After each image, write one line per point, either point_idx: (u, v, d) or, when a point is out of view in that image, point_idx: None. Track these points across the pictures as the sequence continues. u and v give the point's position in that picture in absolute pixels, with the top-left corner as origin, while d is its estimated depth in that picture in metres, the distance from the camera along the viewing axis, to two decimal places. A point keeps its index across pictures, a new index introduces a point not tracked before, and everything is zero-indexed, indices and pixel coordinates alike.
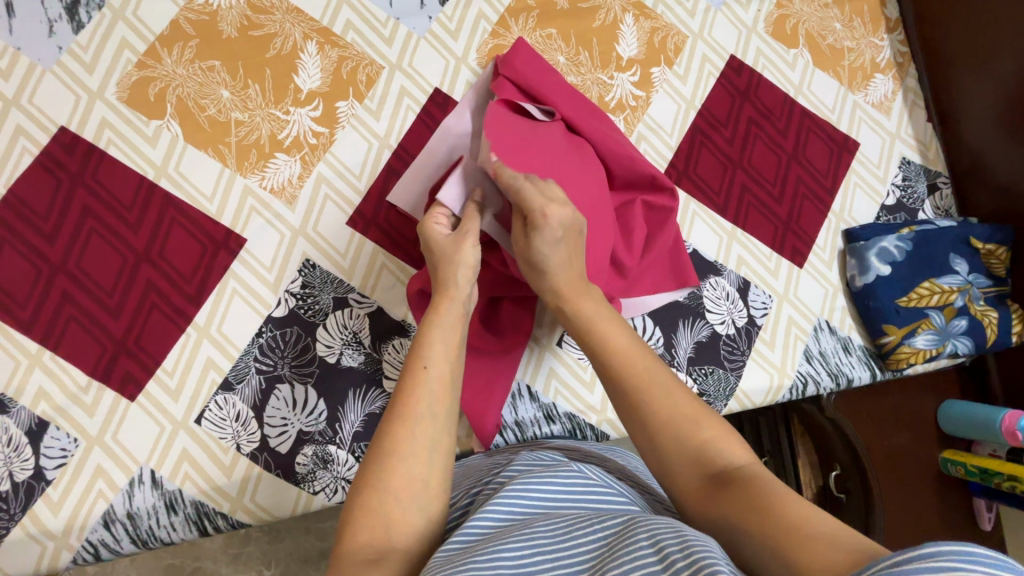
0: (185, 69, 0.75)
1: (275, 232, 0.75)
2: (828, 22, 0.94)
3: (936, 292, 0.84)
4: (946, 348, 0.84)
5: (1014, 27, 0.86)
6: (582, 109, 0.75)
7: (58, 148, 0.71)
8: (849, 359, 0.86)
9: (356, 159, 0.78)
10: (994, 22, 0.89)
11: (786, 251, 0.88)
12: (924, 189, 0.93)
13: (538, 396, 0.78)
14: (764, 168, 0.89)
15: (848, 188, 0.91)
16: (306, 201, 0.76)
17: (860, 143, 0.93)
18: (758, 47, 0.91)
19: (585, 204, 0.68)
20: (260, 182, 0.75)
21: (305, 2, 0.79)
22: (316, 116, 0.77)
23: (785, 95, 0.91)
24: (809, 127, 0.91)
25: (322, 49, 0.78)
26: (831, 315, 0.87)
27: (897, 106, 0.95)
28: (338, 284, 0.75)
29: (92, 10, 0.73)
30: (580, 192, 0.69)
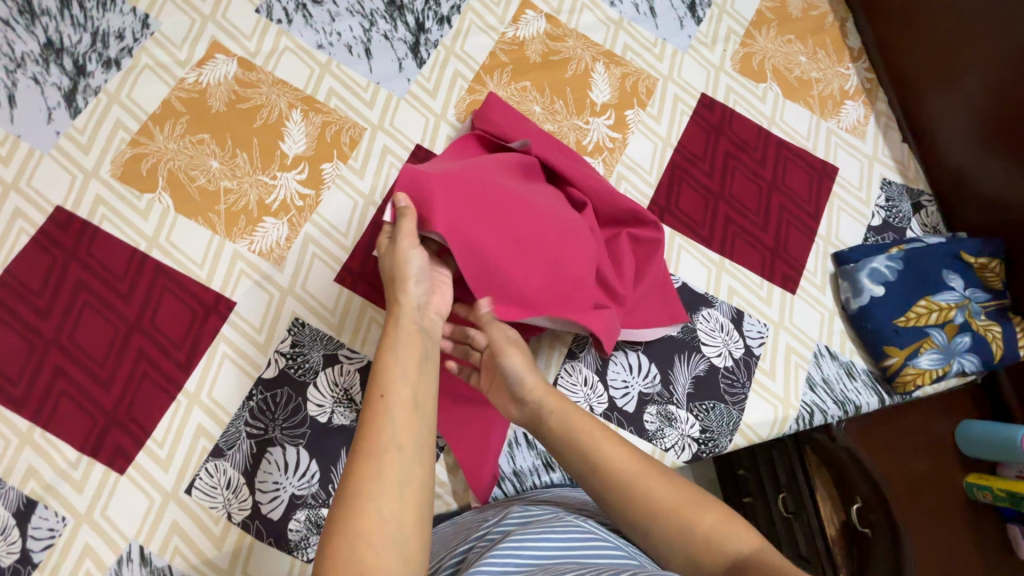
0: (176, 144, 0.78)
1: (265, 294, 0.76)
2: (793, 57, 0.97)
3: (934, 310, 0.82)
4: (953, 367, 0.81)
5: (970, 45, 0.88)
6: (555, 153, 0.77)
7: (54, 226, 0.73)
8: (854, 385, 0.84)
9: (342, 217, 0.80)
10: (955, 41, 0.89)
11: (777, 278, 0.87)
12: (909, 208, 0.94)
13: (536, 444, 0.75)
14: (746, 197, 0.90)
15: (833, 212, 0.91)
16: (294, 261, 0.77)
17: (839, 167, 0.94)
18: (728, 84, 0.94)
19: (556, 240, 0.68)
20: (249, 247, 0.77)
21: (290, 75, 0.83)
22: (302, 179, 0.80)
23: (759, 128, 0.93)
24: (786, 155, 0.93)
25: (306, 116, 0.82)
26: (830, 340, 0.86)
27: (871, 130, 0.97)
28: (328, 341, 0.76)
29: (89, 96, 0.77)
30: (550, 229, 0.68)
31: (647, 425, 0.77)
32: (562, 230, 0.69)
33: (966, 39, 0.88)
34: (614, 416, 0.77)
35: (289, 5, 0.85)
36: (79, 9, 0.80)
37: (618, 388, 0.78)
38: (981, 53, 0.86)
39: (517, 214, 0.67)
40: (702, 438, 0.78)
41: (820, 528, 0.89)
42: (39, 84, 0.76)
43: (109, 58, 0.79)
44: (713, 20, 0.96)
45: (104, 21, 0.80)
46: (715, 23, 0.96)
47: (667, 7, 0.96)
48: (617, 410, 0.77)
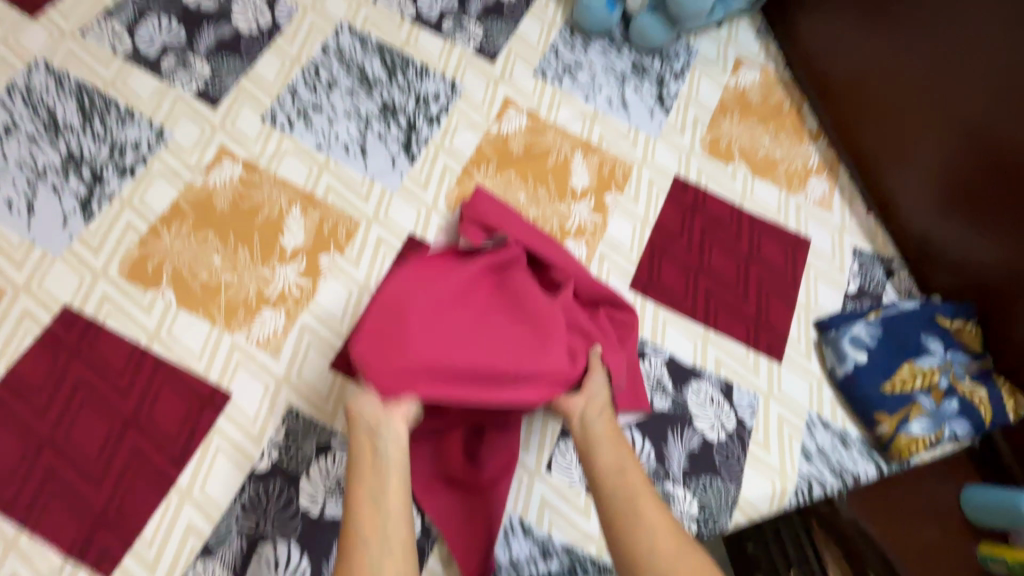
0: (182, 242, 0.83)
1: (260, 384, 0.77)
2: (758, 139, 1.05)
3: (917, 375, 0.84)
4: (945, 432, 0.81)
5: (928, 127, 0.92)
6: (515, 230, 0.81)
7: (60, 325, 0.76)
8: (850, 454, 0.84)
9: (337, 305, 0.83)
10: (911, 123, 0.95)
11: (762, 348, 0.89)
12: (881, 274, 0.98)
13: (533, 530, 0.74)
14: (725, 271, 0.94)
15: (810, 282, 0.95)
16: (290, 350, 0.79)
17: (811, 238, 0.99)
18: (699, 166, 1.01)
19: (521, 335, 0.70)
20: (247, 337, 0.79)
21: (291, 175, 0.90)
22: (300, 271, 0.84)
23: (732, 205, 0.99)
24: (760, 229, 0.98)
25: (305, 212, 0.87)
26: (821, 408, 0.86)
27: (837, 203, 1.03)
28: (321, 430, 0.76)
29: (103, 202, 0.83)
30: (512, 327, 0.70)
31: None
32: (529, 309, 0.71)
33: (925, 122, 0.93)
34: None
35: (291, 112, 0.94)
36: (100, 123, 0.87)
37: None
38: (939, 135, 0.91)
39: (480, 313, 0.69)
40: (700, 516, 0.77)
41: None
42: (57, 192, 0.82)
43: (125, 167, 0.86)
44: (680, 109, 1.05)
45: (122, 134, 0.87)
46: (683, 112, 1.05)
47: (638, 99, 1.04)
48: None
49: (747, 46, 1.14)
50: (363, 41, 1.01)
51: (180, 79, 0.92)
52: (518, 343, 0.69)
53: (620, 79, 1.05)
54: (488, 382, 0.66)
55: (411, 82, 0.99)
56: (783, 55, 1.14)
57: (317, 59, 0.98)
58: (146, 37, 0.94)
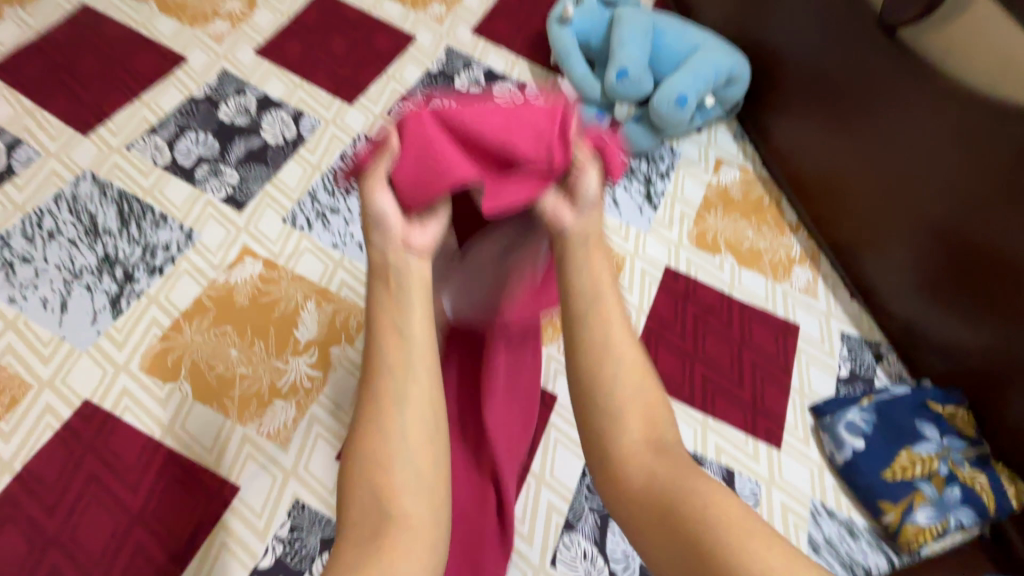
0: (202, 336, 0.88)
1: (268, 476, 0.79)
2: (741, 231, 1.13)
3: (917, 461, 0.85)
4: (951, 521, 0.81)
5: (896, 218, 1.00)
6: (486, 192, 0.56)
7: (78, 419, 0.79)
8: (859, 545, 0.83)
9: (347, 396, 0.86)
10: (882, 214, 1.02)
11: (761, 434, 0.91)
12: (871, 357, 1.02)
13: None
14: (719, 356, 0.98)
15: (802, 366, 0.98)
16: (299, 442, 0.82)
17: (800, 324, 1.03)
18: (688, 257, 1.08)
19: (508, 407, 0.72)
20: (258, 429, 0.82)
21: (308, 271, 0.96)
22: (312, 362, 0.88)
23: (721, 293, 1.05)
24: (749, 316, 1.03)
25: (319, 305, 0.93)
26: (825, 496, 0.86)
27: (821, 289, 1.08)
28: (326, 524, 0.77)
29: (132, 299, 0.89)
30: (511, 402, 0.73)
31: None
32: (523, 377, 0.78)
33: (893, 212, 1.00)
34: None
35: (311, 214, 1.02)
36: (136, 227, 0.95)
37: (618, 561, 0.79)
38: (909, 226, 0.98)
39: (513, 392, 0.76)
40: None
41: None
42: (90, 291, 0.88)
43: (155, 266, 0.92)
44: (668, 205, 1.14)
45: (155, 236, 0.95)
46: (670, 208, 1.14)
47: (628, 197, 1.14)
48: None
49: (726, 148, 1.25)
50: None
51: (211, 186, 1.02)
52: (524, 401, 0.78)
53: None
54: (501, 461, 0.75)
55: None
56: (759, 154, 1.25)
57: (336, 166, 1.08)
58: (184, 150, 1.05)
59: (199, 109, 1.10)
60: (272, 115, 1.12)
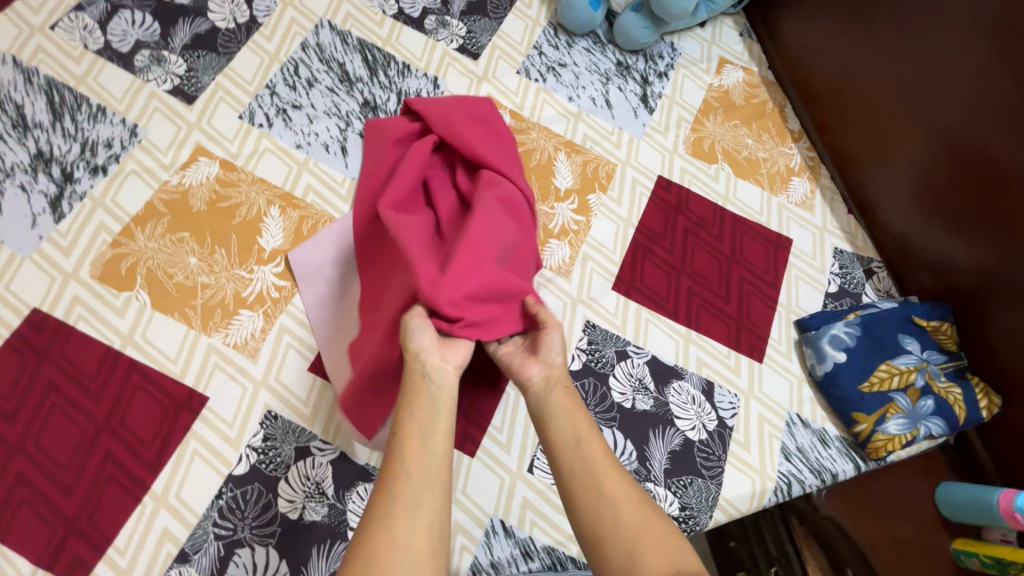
0: (157, 243, 0.81)
1: (238, 387, 0.76)
2: (740, 139, 1.05)
3: (895, 374, 0.85)
4: (920, 431, 0.83)
5: (905, 123, 0.94)
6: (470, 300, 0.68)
7: (29, 328, 0.74)
8: (829, 452, 0.85)
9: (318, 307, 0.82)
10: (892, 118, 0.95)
11: (743, 348, 0.90)
12: (861, 274, 0.99)
13: (514, 531, 0.75)
14: (707, 271, 0.94)
15: (791, 281, 0.96)
16: (268, 353, 0.78)
17: (792, 239, 0.99)
18: (683, 166, 1.01)
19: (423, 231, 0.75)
20: (224, 339, 0.78)
21: (270, 174, 0.88)
22: (279, 272, 0.83)
23: (714, 205, 0.99)
24: (742, 230, 0.98)
25: (284, 211, 0.86)
26: (801, 408, 0.87)
27: (818, 203, 1.03)
28: (300, 433, 0.75)
29: (74, 202, 0.81)
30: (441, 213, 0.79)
31: None
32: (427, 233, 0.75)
33: (903, 117, 0.94)
34: None
35: (270, 110, 0.92)
36: (71, 121, 0.85)
37: None
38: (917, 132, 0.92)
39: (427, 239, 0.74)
40: (681, 516, 0.78)
41: None
42: (26, 192, 0.80)
43: (97, 165, 0.83)
44: (664, 109, 1.05)
45: (94, 131, 0.85)
46: (667, 112, 1.05)
47: (622, 99, 1.04)
48: None
49: (731, 46, 1.14)
50: (343, 38, 0.99)
51: (155, 75, 0.90)
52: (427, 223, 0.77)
53: (605, 78, 1.05)
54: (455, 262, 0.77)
55: (392, 80, 0.98)
56: (766, 54, 1.15)
57: (297, 56, 0.96)
58: (119, 32, 0.91)
59: None
60: None
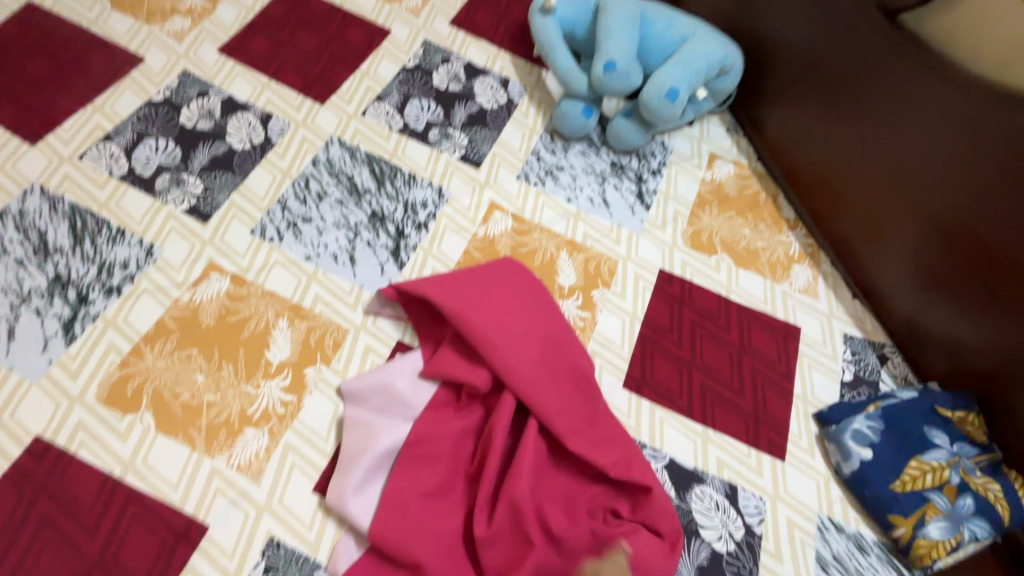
0: (165, 362, 0.81)
1: (240, 512, 0.73)
2: (737, 230, 1.08)
3: (927, 471, 0.80)
4: (964, 534, 0.77)
5: (894, 210, 0.96)
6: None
7: (29, 458, 0.73)
8: (868, 561, 0.79)
9: (323, 422, 0.81)
10: (882, 204, 0.97)
11: (763, 444, 0.86)
12: (875, 359, 0.97)
13: None
14: (719, 363, 0.93)
15: (805, 370, 0.94)
16: (272, 474, 0.76)
17: (800, 326, 0.99)
18: (683, 259, 1.03)
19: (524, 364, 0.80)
20: (227, 461, 0.76)
21: (279, 285, 0.90)
22: (285, 385, 0.82)
23: (718, 295, 1.00)
24: (748, 319, 0.98)
25: (292, 323, 0.87)
26: (832, 510, 0.82)
27: (821, 289, 1.04)
28: (304, 562, 0.71)
29: (86, 323, 0.82)
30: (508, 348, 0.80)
31: None
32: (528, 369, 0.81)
33: (890, 204, 0.96)
34: None
35: (281, 224, 0.96)
36: (91, 244, 0.88)
37: None
38: (908, 219, 0.94)
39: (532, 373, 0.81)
40: None
41: None
42: (41, 316, 0.82)
43: (112, 286, 0.86)
44: (660, 204, 1.09)
45: (112, 253, 0.88)
46: (662, 207, 1.08)
47: (619, 197, 1.08)
48: None
49: (719, 142, 1.20)
50: (352, 152, 1.05)
51: (173, 197, 0.95)
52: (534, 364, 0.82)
53: (601, 178, 1.10)
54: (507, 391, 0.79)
55: (398, 190, 1.02)
56: (754, 147, 1.20)
57: (308, 172, 1.02)
58: (143, 158, 0.97)
59: (159, 113, 1.02)
60: (238, 118, 1.05)
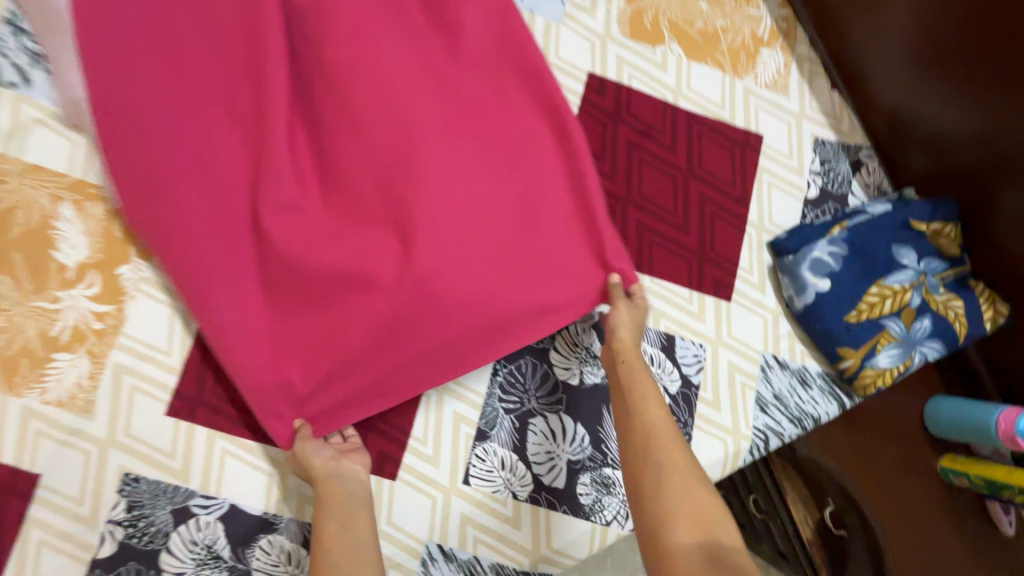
0: None
1: (77, 453, 0.59)
2: (692, 5, 0.79)
3: (887, 296, 0.70)
4: (915, 359, 0.70)
5: None
6: (339, 260, 0.61)
7: None
8: (810, 395, 0.73)
9: (159, 332, 0.63)
10: None
11: (708, 286, 0.74)
12: (847, 168, 0.80)
13: (455, 554, 0.64)
14: (660, 195, 0.75)
15: (762, 191, 0.77)
16: (108, 404, 0.61)
17: (763, 134, 0.79)
18: (618, 54, 0.77)
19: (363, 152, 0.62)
20: (40, 398, 0.59)
21: (45, 155, 0.62)
22: (95, 293, 0.62)
23: (663, 104, 0.77)
24: (700, 131, 0.77)
25: (82, 209, 0.63)
26: (777, 348, 0.74)
27: (793, 80, 0.81)
28: (173, 493, 0.61)
29: None
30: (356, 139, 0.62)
31: (581, 500, 0.67)
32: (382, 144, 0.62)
33: None
34: (543, 497, 0.66)
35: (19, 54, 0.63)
36: None
37: (541, 464, 0.67)
38: None
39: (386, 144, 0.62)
40: None
41: (795, 531, 0.83)
42: None
43: None
44: None
45: None
46: None
47: None
48: (545, 488, 0.66)
49: None
50: None
51: None
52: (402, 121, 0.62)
53: None
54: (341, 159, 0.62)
55: None
56: None
57: None
58: None
59: None
60: None
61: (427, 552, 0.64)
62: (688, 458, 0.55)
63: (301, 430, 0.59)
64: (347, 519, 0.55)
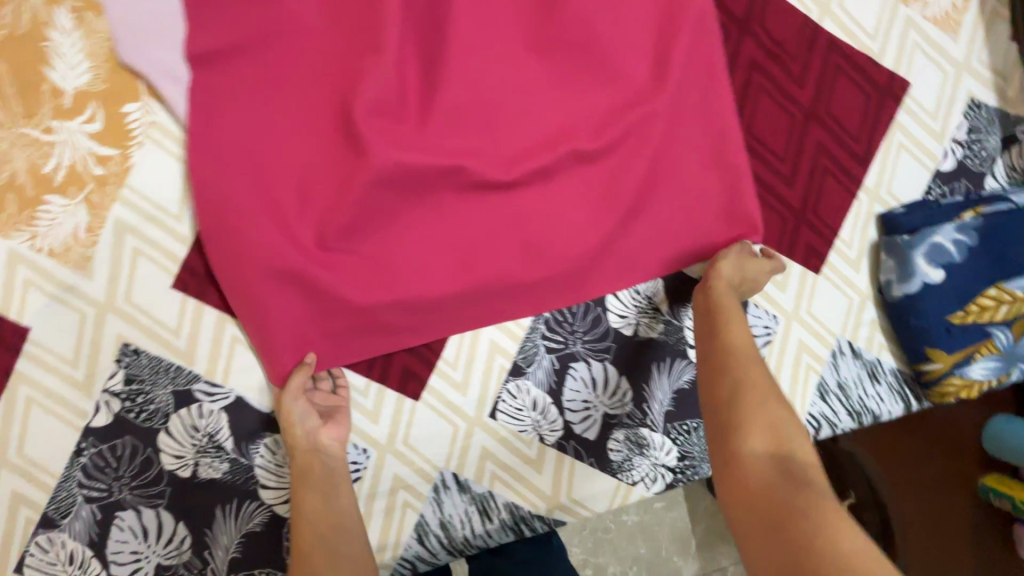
0: None
1: (71, 312, 0.53)
2: None
3: (1004, 302, 0.61)
4: (1010, 375, 0.62)
5: None
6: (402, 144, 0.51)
7: None
8: (877, 391, 0.66)
9: (169, 192, 0.54)
10: None
11: (799, 251, 0.64)
12: (997, 143, 0.67)
13: (470, 486, 0.60)
14: (774, 135, 0.63)
15: (890, 152, 0.65)
16: (108, 263, 0.53)
17: (912, 82, 0.65)
18: None
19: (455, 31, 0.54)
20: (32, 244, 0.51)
21: None
22: (95, 130, 0.52)
23: (807, 19, 0.62)
24: (840, 64, 0.63)
25: (83, 24, 0.52)
26: (855, 334, 0.66)
27: (967, 19, 0.66)
28: (176, 373, 0.55)
29: None
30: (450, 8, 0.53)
31: (610, 455, 0.62)
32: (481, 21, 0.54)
33: None
34: (571, 445, 0.61)
35: None
36: None
37: (575, 411, 0.61)
38: None
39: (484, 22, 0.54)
40: (679, 467, 0.64)
41: None
42: None
43: None
44: None
45: None
46: None
47: None
48: (575, 437, 0.61)
49: None
50: None
51: None
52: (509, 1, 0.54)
53: None
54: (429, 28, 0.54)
55: None
56: None
57: None
58: None
59: None
60: None
61: (440, 478, 0.59)
62: (762, 367, 0.50)
63: (294, 376, 0.53)
64: (332, 491, 0.50)
